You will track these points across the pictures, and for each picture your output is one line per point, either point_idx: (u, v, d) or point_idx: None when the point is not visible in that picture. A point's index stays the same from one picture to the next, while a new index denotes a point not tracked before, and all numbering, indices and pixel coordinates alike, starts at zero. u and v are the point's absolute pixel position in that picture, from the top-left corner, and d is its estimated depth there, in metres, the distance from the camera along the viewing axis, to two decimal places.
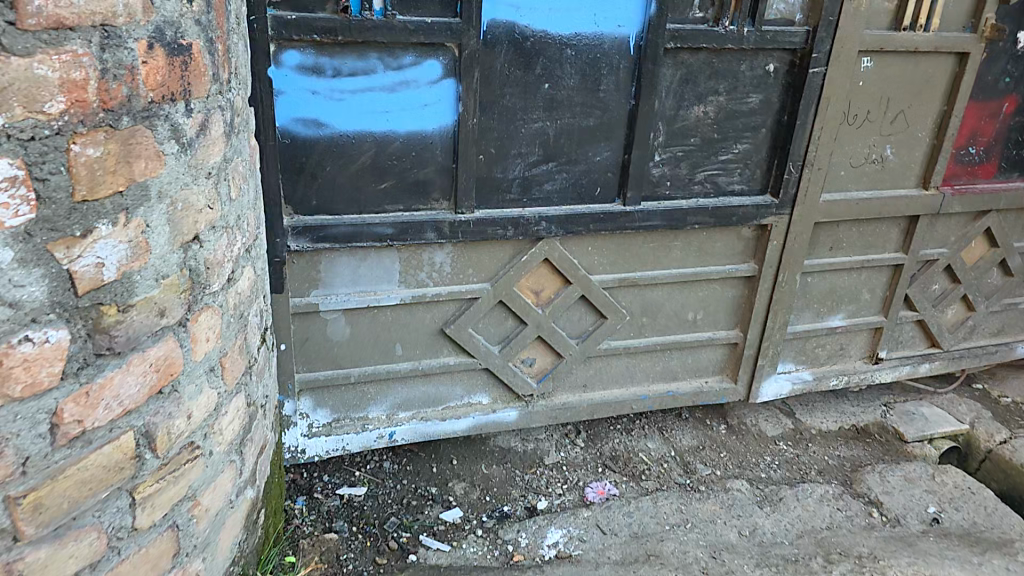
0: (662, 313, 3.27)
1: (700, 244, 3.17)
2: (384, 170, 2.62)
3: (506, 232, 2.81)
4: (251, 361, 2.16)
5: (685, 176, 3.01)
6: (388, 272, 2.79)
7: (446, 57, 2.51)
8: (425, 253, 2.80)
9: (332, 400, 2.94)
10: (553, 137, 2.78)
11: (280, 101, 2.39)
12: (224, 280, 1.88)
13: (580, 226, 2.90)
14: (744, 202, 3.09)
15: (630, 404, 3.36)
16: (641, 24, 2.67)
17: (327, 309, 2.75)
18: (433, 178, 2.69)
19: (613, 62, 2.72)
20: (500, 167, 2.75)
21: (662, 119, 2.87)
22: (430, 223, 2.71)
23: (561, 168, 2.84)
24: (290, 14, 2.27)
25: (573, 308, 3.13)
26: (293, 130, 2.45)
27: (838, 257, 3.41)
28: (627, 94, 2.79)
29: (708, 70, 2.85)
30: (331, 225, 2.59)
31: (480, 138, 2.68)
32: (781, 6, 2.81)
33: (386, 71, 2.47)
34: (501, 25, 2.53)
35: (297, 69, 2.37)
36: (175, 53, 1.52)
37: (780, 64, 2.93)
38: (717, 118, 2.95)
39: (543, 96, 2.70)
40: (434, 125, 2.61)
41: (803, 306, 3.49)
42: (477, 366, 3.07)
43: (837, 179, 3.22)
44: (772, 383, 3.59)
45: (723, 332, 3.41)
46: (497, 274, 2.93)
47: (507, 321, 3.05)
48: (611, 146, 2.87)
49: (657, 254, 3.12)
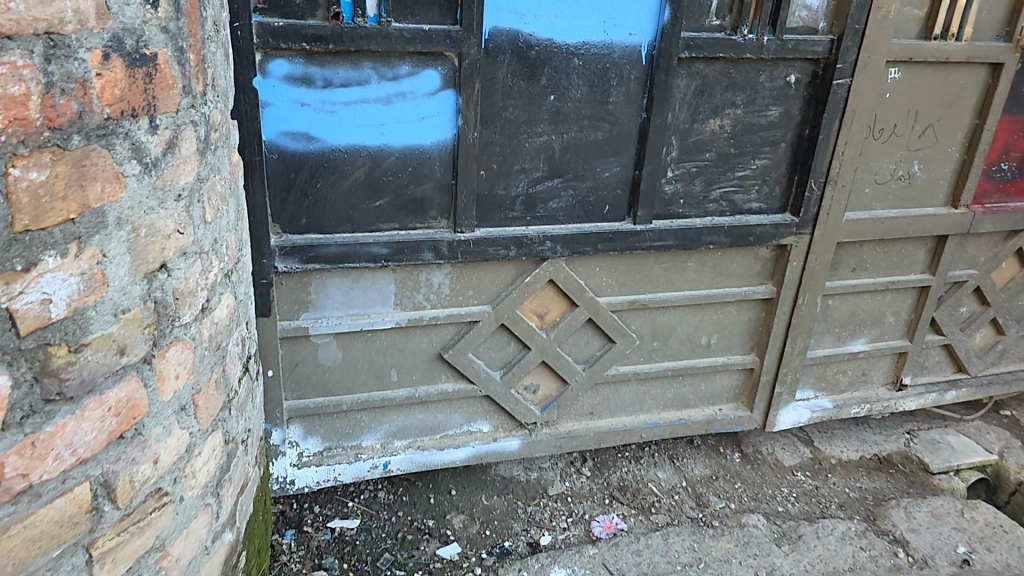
0: (674, 337, 3.09)
1: (715, 265, 2.99)
2: (379, 187, 2.46)
3: (508, 252, 2.65)
4: (230, 396, 1.98)
5: (699, 194, 2.83)
6: (383, 294, 2.62)
7: (445, 67, 2.36)
8: (422, 275, 2.64)
9: (323, 428, 2.77)
10: (559, 152, 2.61)
11: (267, 114, 2.24)
12: (198, 310, 1.70)
13: (588, 246, 2.73)
14: (762, 221, 2.91)
15: (638, 433, 3.18)
16: (654, 32, 2.51)
17: (318, 333, 2.59)
18: (431, 196, 2.53)
19: (624, 73, 2.55)
20: (502, 184, 2.59)
21: (675, 133, 2.70)
22: (428, 243, 2.55)
23: (567, 185, 2.67)
24: (276, 21, 2.12)
25: (580, 332, 2.95)
26: (281, 145, 2.30)
27: (861, 279, 3.24)
28: (639, 106, 2.62)
29: (725, 81, 2.68)
30: (322, 245, 2.43)
31: (480, 153, 2.52)
32: (804, 13, 2.64)
33: (381, 82, 2.32)
34: (504, 33, 2.37)
35: (285, 79, 2.22)
36: (137, 64, 1.35)
37: (801, 75, 2.76)
38: (734, 132, 2.78)
39: (549, 108, 2.53)
40: (432, 139, 2.45)
41: (823, 330, 3.31)
42: (477, 393, 2.90)
43: (860, 197, 3.04)
44: (790, 411, 3.41)
45: (739, 357, 3.23)
46: (499, 296, 2.77)
47: (509, 345, 2.87)
48: (621, 162, 2.70)
49: (669, 275, 2.95)
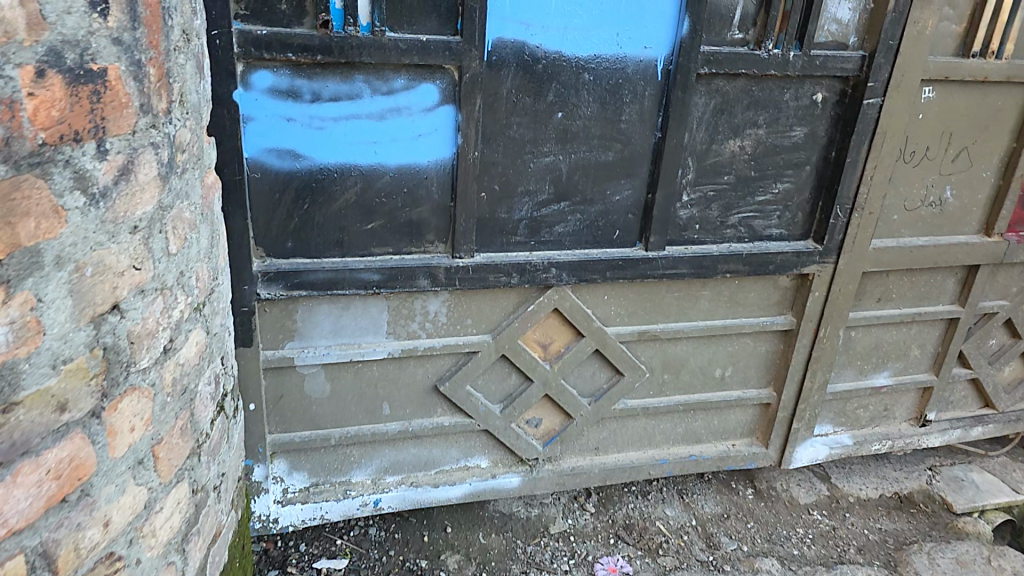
0: (685, 369, 2.90)
1: (731, 295, 2.80)
2: (372, 209, 2.29)
3: (510, 279, 2.47)
4: (200, 440, 1.78)
5: (716, 219, 2.64)
6: (375, 323, 2.44)
7: (445, 81, 2.19)
8: (418, 302, 2.46)
9: (310, 462, 2.56)
10: (566, 174, 2.43)
11: (250, 129, 2.07)
12: (158, 354, 1.51)
13: (595, 273, 2.54)
14: (784, 249, 2.72)
15: (647, 470, 2.98)
16: (671, 47, 2.32)
17: (304, 364, 2.40)
18: (427, 219, 2.36)
19: (638, 90, 2.37)
20: (505, 207, 2.41)
21: (692, 154, 2.51)
22: (423, 269, 2.37)
23: (574, 209, 2.49)
24: (260, 29, 1.96)
25: (586, 364, 2.76)
26: (265, 163, 2.12)
27: (887, 310, 3.04)
28: (653, 125, 2.43)
29: (746, 99, 2.49)
30: (309, 271, 2.25)
31: (481, 174, 2.34)
32: (834, 27, 2.46)
33: (375, 96, 2.15)
34: (509, 45, 2.20)
35: (270, 92, 2.05)
36: (81, 81, 1.17)
37: (829, 93, 2.57)
38: (755, 153, 2.59)
39: (556, 126, 2.35)
40: (429, 158, 2.28)
41: (845, 363, 3.11)
42: (475, 428, 2.70)
43: (887, 224, 2.85)
44: (807, 448, 3.20)
45: (754, 391, 3.03)
46: (500, 325, 2.58)
47: (510, 377, 2.68)
48: (633, 185, 2.51)
49: (682, 304, 2.76)
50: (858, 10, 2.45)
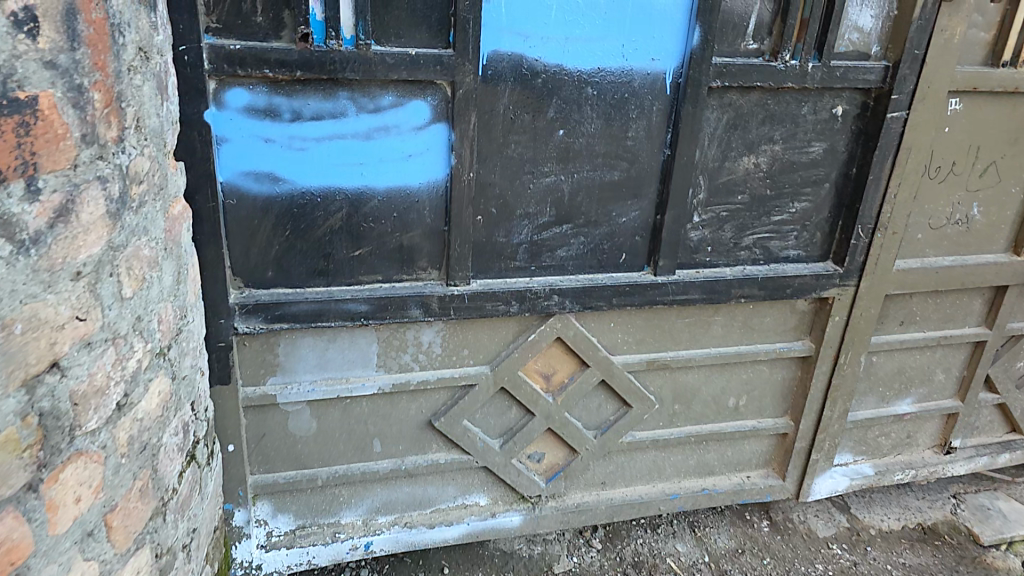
0: (697, 399, 2.72)
1: (746, 320, 2.63)
2: (359, 235, 2.13)
3: (509, 307, 2.30)
4: (166, 498, 1.63)
5: (729, 240, 2.47)
6: (364, 355, 2.27)
7: (436, 97, 2.03)
8: (410, 332, 2.29)
9: (295, 504, 2.39)
10: (568, 195, 2.26)
11: (224, 151, 1.92)
12: (110, 413, 1.36)
13: (601, 300, 2.37)
14: (802, 272, 2.55)
15: (657, 505, 2.79)
16: (681, 58, 2.16)
17: (288, 401, 2.23)
18: (419, 244, 2.19)
19: (645, 105, 2.20)
20: (502, 230, 2.25)
21: (703, 172, 2.34)
22: (415, 298, 2.20)
23: (578, 232, 2.32)
24: (234, 44, 1.82)
25: (591, 395, 2.58)
26: (241, 187, 1.97)
27: (910, 333, 2.87)
28: (662, 142, 2.26)
29: (761, 113, 2.32)
30: (291, 302, 2.09)
31: (477, 196, 2.18)
32: (855, 36, 2.29)
33: (360, 114, 2.00)
34: (505, 58, 2.04)
35: (245, 111, 1.91)
36: (4, 112, 1.03)
37: (849, 106, 2.41)
38: (771, 171, 2.42)
39: (557, 144, 2.18)
40: (421, 181, 2.11)
41: (866, 390, 2.93)
42: (473, 465, 2.52)
43: (911, 243, 2.67)
44: (826, 478, 3.02)
45: (770, 421, 2.85)
46: (498, 356, 2.41)
47: (510, 410, 2.51)
48: (641, 206, 2.34)
49: (693, 331, 2.58)
50: (881, 18, 2.29)
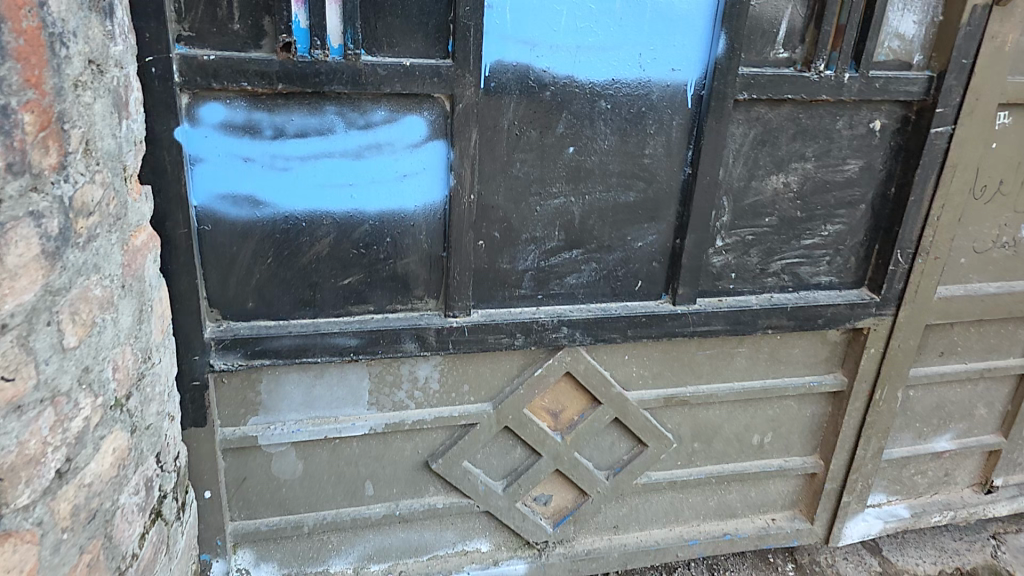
0: (719, 437, 2.50)
1: (772, 352, 2.41)
2: (348, 262, 1.94)
3: (513, 340, 2.10)
4: (123, 567, 1.44)
5: (755, 266, 2.26)
6: (354, 392, 2.09)
7: (433, 112, 1.84)
8: (405, 366, 2.10)
9: (279, 552, 2.19)
10: (579, 218, 2.06)
11: (199, 171, 1.74)
12: (47, 483, 1.18)
13: (614, 333, 2.17)
14: (834, 301, 2.33)
15: (674, 551, 2.57)
16: (704, 69, 1.96)
17: (270, 443, 2.04)
18: (415, 272, 2.00)
19: (664, 119, 2.00)
20: (507, 256, 2.05)
21: (727, 193, 2.13)
22: (410, 331, 2.01)
23: (589, 257, 2.12)
24: (207, 54, 1.63)
25: (604, 433, 2.37)
26: (217, 211, 1.79)
27: (951, 365, 2.64)
28: (682, 160, 2.06)
29: (792, 128, 2.11)
30: (273, 336, 1.90)
31: (479, 219, 1.98)
32: (896, 44, 2.08)
33: (350, 131, 1.81)
34: (510, 68, 1.85)
35: (222, 128, 1.73)
36: None
37: (889, 120, 2.19)
38: (803, 191, 2.20)
39: (567, 162, 1.99)
40: (417, 203, 1.92)
41: (901, 425, 2.71)
42: (474, 509, 2.32)
43: (953, 268, 2.45)
44: (858, 521, 2.79)
45: (797, 460, 2.63)
46: (502, 392, 2.21)
47: (515, 450, 2.30)
48: (659, 229, 2.13)
49: (715, 364, 2.37)
50: (924, 24, 2.08)
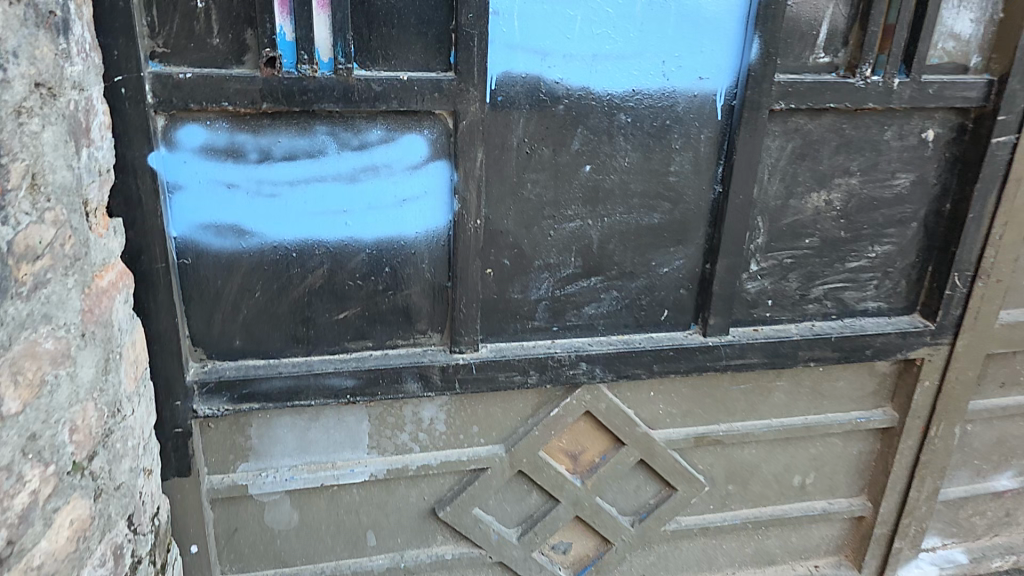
0: (756, 479, 2.28)
1: (814, 386, 2.20)
2: (344, 294, 1.78)
3: (526, 378, 1.91)
4: None
5: (794, 292, 2.04)
6: (353, 435, 1.94)
7: (435, 130, 1.67)
8: (408, 408, 1.94)
9: None
10: (598, 243, 1.86)
11: (178, 199, 1.60)
12: None
13: (639, 368, 1.97)
14: (884, 329, 2.11)
15: None
16: (736, 76, 1.76)
17: (262, 492, 1.90)
18: (418, 304, 1.83)
19: (691, 133, 1.80)
20: (518, 285, 1.87)
21: (763, 213, 1.92)
22: (412, 370, 1.83)
23: (610, 285, 1.92)
24: (184, 72, 1.48)
25: (628, 476, 2.17)
26: (199, 242, 1.65)
27: (1014, 397, 2.38)
28: (711, 177, 1.86)
29: (836, 140, 1.89)
30: (262, 378, 1.76)
31: (487, 246, 1.80)
32: (950, 45, 1.86)
33: (343, 152, 1.65)
34: (519, 80, 1.67)
35: (201, 152, 1.58)
36: None
37: (943, 129, 1.97)
38: (848, 209, 1.98)
39: (584, 182, 1.80)
40: (418, 230, 1.75)
41: (958, 463, 2.45)
42: (486, 559, 2.13)
43: (1016, 291, 2.20)
44: (911, 568, 2.53)
45: (842, 502, 2.39)
46: (515, 433, 2.03)
47: (531, 495, 2.11)
48: (687, 253, 1.93)
49: (750, 400, 2.16)
50: (982, 22, 1.86)
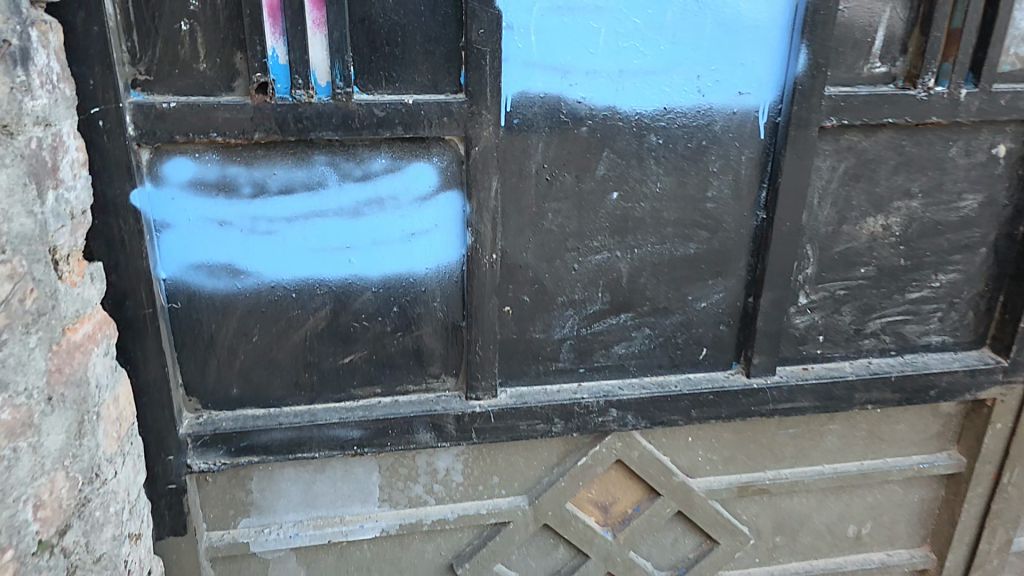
0: (806, 530, 2.07)
1: (870, 429, 1.98)
2: (350, 337, 1.63)
3: (550, 426, 1.73)
4: None
5: (848, 327, 1.83)
6: (362, 488, 1.79)
7: (445, 157, 1.51)
8: (421, 458, 1.79)
9: None
10: (628, 277, 1.68)
11: (166, 238, 1.47)
12: None
13: (675, 414, 1.78)
14: (950, 367, 1.88)
15: None
16: (780, 90, 1.58)
17: (264, 550, 1.76)
18: (430, 346, 1.67)
19: (730, 154, 1.62)
20: (540, 324, 1.69)
21: (812, 240, 1.72)
22: (424, 419, 1.67)
23: (642, 323, 1.73)
24: (168, 101, 1.35)
25: (666, 529, 1.97)
26: (190, 284, 1.51)
27: None
28: (754, 202, 1.67)
29: (894, 158, 1.69)
30: (260, 430, 1.61)
31: (504, 282, 1.64)
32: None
33: (345, 184, 1.50)
34: (537, 101, 1.50)
35: (190, 187, 1.44)
36: None
37: (1016, 144, 1.75)
38: (908, 234, 1.77)
39: (611, 211, 1.62)
40: (429, 265, 1.60)
41: None
42: None
43: None
44: None
45: (903, 555, 2.16)
46: (539, 484, 1.86)
47: (558, 550, 1.93)
48: (727, 286, 1.74)
49: (799, 445, 1.96)
50: None
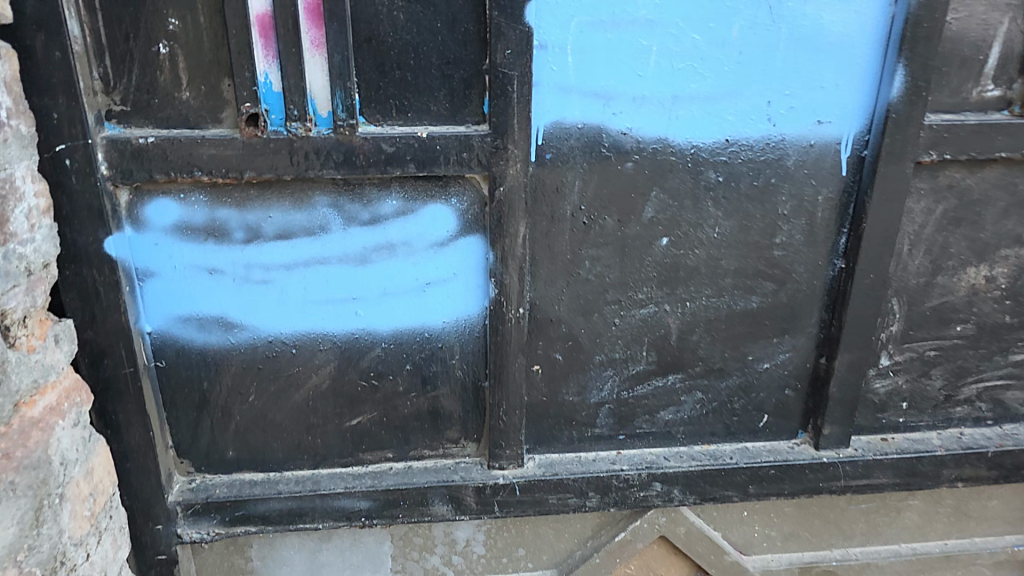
0: None
1: (957, 507, 1.70)
2: (357, 397, 1.43)
3: (584, 501, 1.51)
4: None
5: (938, 393, 1.56)
6: (373, 559, 1.60)
7: (465, 199, 1.30)
8: (438, 528, 1.58)
9: None
10: (677, 334, 1.45)
11: (151, 288, 1.29)
12: None
13: (730, 490, 1.53)
14: None
15: None
16: (868, 118, 1.32)
17: None
18: (447, 409, 1.46)
19: (804, 193, 1.37)
20: (574, 386, 1.47)
21: (899, 294, 1.46)
22: (440, 490, 1.47)
23: (692, 386, 1.49)
24: (146, 135, 1.18)
25: None
26: (179, 338, 1.34)
27: None
28: (831, 249, 1.41)
29: (1004, 199, 1.41)
30: (256, 499, 1.43)
31: (533, 339, 1.42)
32: None
33: (350, 229, 1.30)
34: (574, 132, 1.28)
35: (176, 232, 1.26)
36: None
37: None
38: (1017, 287, 1.48)
39: (659, 260, 1.39)
40: (446, 318, 1.39)
41: None
42: None
43: None
44: None
45: None
46: (571, 559, 1.64)
47: None
48: (796, 345, 1.49)
49: (874, 522, 1.69)
50: None
